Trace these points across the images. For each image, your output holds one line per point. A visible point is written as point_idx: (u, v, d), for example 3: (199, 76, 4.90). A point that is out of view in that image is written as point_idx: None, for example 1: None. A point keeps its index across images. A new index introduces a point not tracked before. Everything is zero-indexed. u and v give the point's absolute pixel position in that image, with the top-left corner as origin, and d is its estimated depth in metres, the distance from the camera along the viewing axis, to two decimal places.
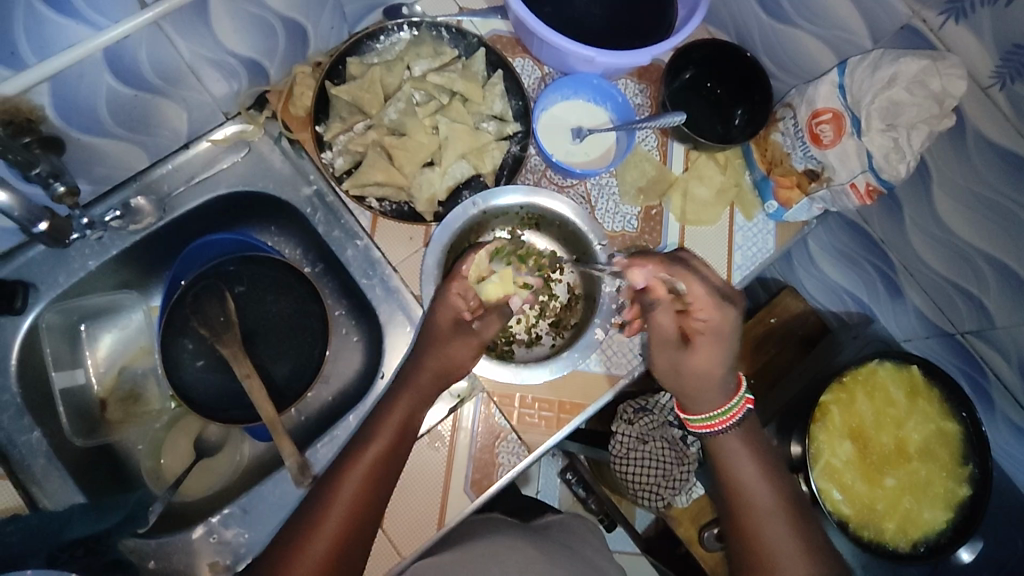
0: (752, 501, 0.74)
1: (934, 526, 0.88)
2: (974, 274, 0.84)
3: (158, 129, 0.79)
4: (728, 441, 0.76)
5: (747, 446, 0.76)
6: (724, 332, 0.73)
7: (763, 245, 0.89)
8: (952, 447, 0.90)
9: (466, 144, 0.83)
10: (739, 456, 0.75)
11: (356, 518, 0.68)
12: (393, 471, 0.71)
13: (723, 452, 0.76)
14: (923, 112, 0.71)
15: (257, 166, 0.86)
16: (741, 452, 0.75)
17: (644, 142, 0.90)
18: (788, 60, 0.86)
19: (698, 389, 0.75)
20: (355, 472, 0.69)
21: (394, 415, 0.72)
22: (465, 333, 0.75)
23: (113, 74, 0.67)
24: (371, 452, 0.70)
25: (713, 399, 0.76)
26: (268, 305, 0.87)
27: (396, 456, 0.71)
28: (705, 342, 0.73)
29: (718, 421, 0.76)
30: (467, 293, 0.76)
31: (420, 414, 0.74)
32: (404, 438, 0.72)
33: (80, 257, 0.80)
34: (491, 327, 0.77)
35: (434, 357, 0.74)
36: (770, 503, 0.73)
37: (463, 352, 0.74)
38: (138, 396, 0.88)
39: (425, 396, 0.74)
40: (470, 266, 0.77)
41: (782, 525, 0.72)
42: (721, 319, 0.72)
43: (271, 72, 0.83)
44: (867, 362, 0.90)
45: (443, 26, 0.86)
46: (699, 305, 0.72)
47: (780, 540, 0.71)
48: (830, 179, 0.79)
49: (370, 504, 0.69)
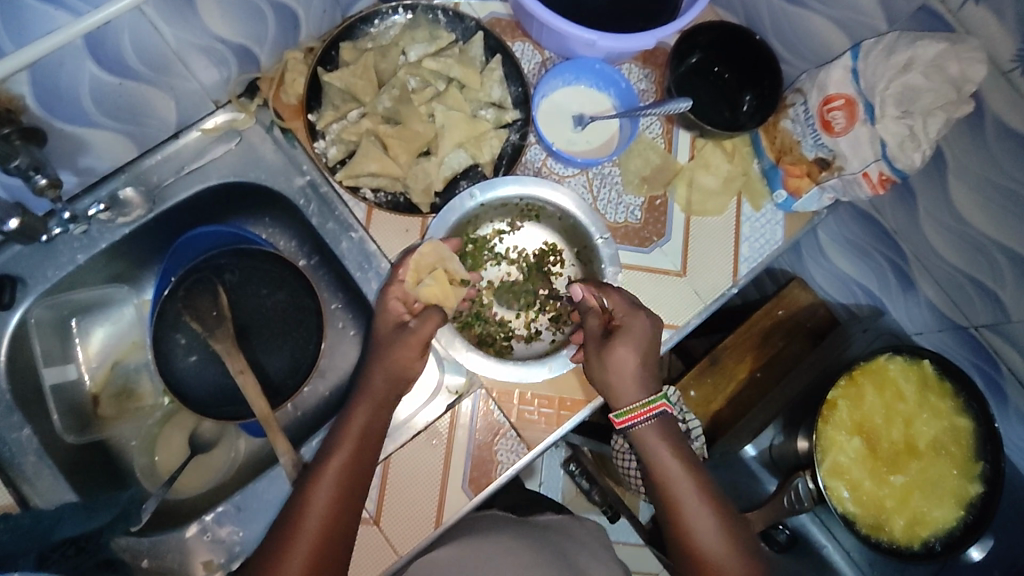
0: (679, 499, 0.72)
1: (943, 524, 0.86)
2: (990, 266, 0.81)
3: (146, 119, 0.76)
4: (646, 435, 0.74)
5: (664, 440, 0.74)
6: (644, 331, 0.74)
7: (771, 237, 0.86)
8: (963, 443, 0.87)
9: (463, 133, 0.80)
10: (661, 453, 0.73)
11: (331, 531, 0.66)
12: (360, 481, 0.69)
13: (644, 447, 0.74)
14: (939, 98, 0.67)
15: (249, 156, 0.83)
16: (661, 449, 0.73)
17: (648, 129, 0.87)
18: (799, 43, 0.82)
19: (619, 386, 0.73)
20: (324, 483, 0.67)
21: (356, 423, 0.71)
22: (407, 335, 0.72)
23: (95, 62, 0.64)
24: (337, 461, 0.68)
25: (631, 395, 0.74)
26: (263, 299, 0.85)
27: (362, 465, 0.69)
28: (629, 335, 0.73)
29: (643, 411, 0.74)
30: (404, 294, 0.75)
31: (383, 419, 0.72)
32: (369, 446, 0.70)
33: (68, 250, 0.78)
34: (429, 325, 0.72)
35: (385, 361, 0.72)
36: (697, 503, 0.72)
37: (406, 356, 0.72)
38: (131, 391, 0.87)
39: (381, 401, 0.72)
40: (407, 269, 0.74)
41: (712, 518, 0.72)
42: (640, 319, 0.74)
43: (262, 58, 0.80)
44: (877, 356, 0.88)
45: (440, 8, 0.83)
46: (619, 308, 0.74)
47: (710, 536, 0.71)
48: (841, 168, 0.76)
49: (342, 515, 0.67)
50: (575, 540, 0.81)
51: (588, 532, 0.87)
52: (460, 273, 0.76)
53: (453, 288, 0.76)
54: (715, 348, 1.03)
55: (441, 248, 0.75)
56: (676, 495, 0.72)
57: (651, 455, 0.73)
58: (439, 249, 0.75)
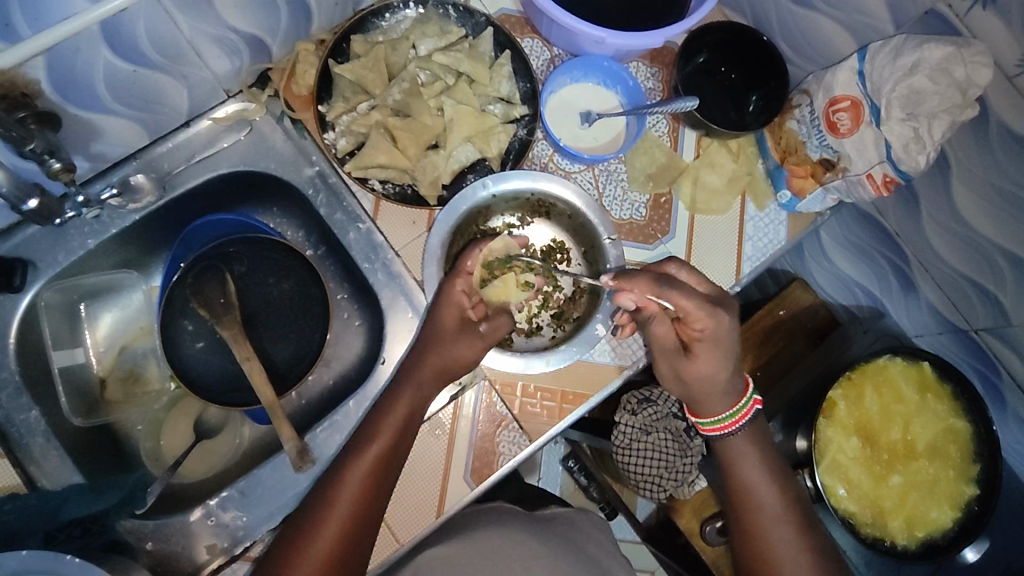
0: (757, 501, 0.75)
1: (941, 525, 0.87)
2: (991, 269, 0.81)
3: (158, 106, 0.77)
4: (737, 446, 0.77)
5: (755, 450, 0.77)
6: (724, 338, 0.72)
7: (774, 236, 0.87)
8: (961, 445, 0.88)
9: (471, 127, 0.81)
10: (749, 462, 0.77)
11: (360, 518, 0.67)
12: (394, 468, 0.70)
13: (733, 455, 0.77)
14: (945, 101, 0.69)
15: (259, 146, 0.84)
16: (750, 456, 0.77)
17: (655, 127, 0.88)
18: (805, 45, 0.83)
19: (702, 396, 0.77)
20: (357, 471, 0.69)
21: (397, 412, 0.72)
22: (473, 334, 0.75)
23: (110, 48, 0.65)
24: (373, 451, 0.70)
25: (716, 406, 0.77)
26: (270, 287, 0.86)
27: (394, 456, 0.70)
28: (706, 350, 0.72)
29: (725, 426, 0.77)
30: (471, 289, 0.76)
31: (420, 412, 0.73)
32: (404, 438, 0.71)
33: (79, 235, 0.79)
34: (500, 326, 0.77)
35: (442, 352, 0.74)
36: (776, 511, 0.74)
37: (472, 351, 0.74)
38: (138, 376, 0.88)
39: (425, 392, 0.74)
40: (475, 263, 0.76)
41: (786, 529, 0.74)
42: (716, 323, 0.71)
43: (273, 49, 0.81)
44: (877, 357, 0.89)
45: (450, 3, 0.84)
46: (692, 314, 0.70)
47: (785, 541, 0.73)
48: (846, 169, 0.76)
49: (373, 500, 0.68)
50: (582, 532, 0.83)
51: (595, 522, 0.89)
52: (522, 274, 0.83)
53: (515, 288, 0.83)
54: None
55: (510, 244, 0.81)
56: (755, 498, 0.75)
57: (737, 462, 0.77)
58: (508, 243, 0.81)
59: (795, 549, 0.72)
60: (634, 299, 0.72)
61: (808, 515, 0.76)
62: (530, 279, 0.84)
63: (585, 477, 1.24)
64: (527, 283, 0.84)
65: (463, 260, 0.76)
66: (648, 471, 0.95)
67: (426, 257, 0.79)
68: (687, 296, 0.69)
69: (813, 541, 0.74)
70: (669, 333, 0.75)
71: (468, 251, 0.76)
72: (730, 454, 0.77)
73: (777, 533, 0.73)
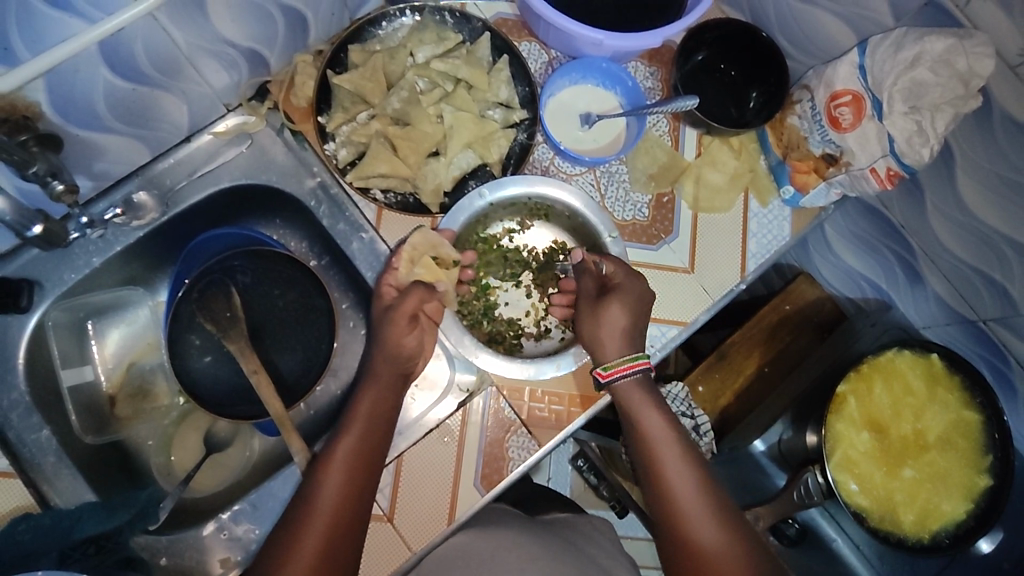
0: (653, 453, 0.72)
1: (954, 517, 0.86)
2: (998, 259, 0.81)
3: (158, 123, 0.77)
4: (626, 392, 0.75)
5: (645, 396, 0.75)
6: (639, 293, 0.77)
7: (779, 232, 0.87)
8: (971, 436, 0.88)
9: (471, 133, 0.81)
10: (643, 406, 0.74)
11: (343, 512, 0.66)
12: (371, 463, 0.69)
13: (626, 403, 0.75)
14: (947, 93, 0.68)
15: (259, 159, 0.84)
16: (640, 400, 0.74)
17: (655, 127, 0.88)
18: (804, 40, 0.83)
19: (603, 341, 0.76)
20: (332, 474, 0.67)
21: (360, 410, 0.72)
22: (393, 313, 0.75)
23: (109, 68, 0.65)
24: (346, 447, 0.69)
25: (613, 350, 0.75)
26: (275, 299, 0.86)
27: (367, 452, 0.70)
28: (621, 293, 0.76)
29: (628, 366, 0.75)
30: (397, 281, 0.78)
31: (386, 405, 0.73)
32: (376, 433, 0.71)
33: (83, 253, 0.79)
34: (411, 299, 0.75)
35: (383, 346, 0.74)
36: (677, 456, 0.71)
37: (401, 332, 0.74)
38: (147, 391, 0.89)
39: (389, 386, 0.74)
40: (400, 258, 0.78)
41: (690, 475, 0.70)
42: (634, 281, 0.77)
43: (271, 61, 0.81)
44: (885, 350, 0.88)
45: (447, 10, 0.84)
46: (617, 274, 0.77)
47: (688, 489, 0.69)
48: (849, 164, 0.76)
49: (356, 497, 0.67)
50: (580, 534, 0.85)
51: (596, 528, 0.90)
52: (451, 257, 0.79)
53: (444, 271, 0.79)
54: (723, 342, 1.03)
55: (430, 235, 0.78)
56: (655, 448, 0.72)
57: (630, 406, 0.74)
58: (429, 236, 0.78)
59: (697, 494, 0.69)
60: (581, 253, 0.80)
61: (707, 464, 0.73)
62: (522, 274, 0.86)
63: (593, 475, 1.21)
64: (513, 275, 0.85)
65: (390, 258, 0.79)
66: None
67: (372, 265, 0.83)
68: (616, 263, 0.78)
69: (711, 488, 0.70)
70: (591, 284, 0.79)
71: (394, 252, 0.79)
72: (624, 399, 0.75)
73: (677, 481, 0.70)
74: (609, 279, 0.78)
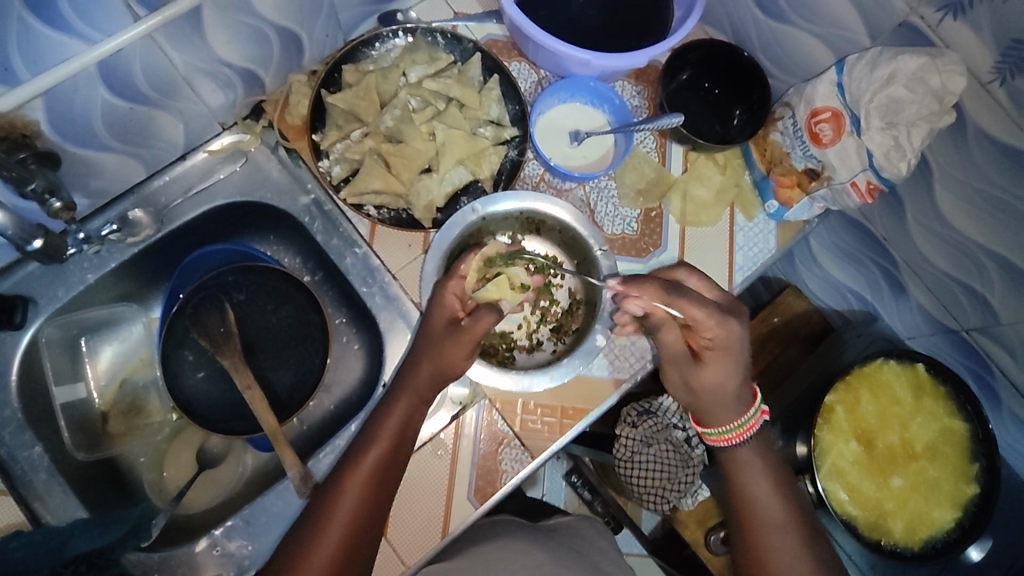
0: (762, 520, 0.74)
1: (942, 525, 0.87)
2: (977, 270, 0.83)
3: (154, 141, 0.78)
4: (741, 455, 0.77)
5: (761, 459, 0.77)
6: (732, 347, 0.73)
7: (764, 246, 0.88)
8: (958, 445, 0.89)
9: (463, 150, 0.83)
10: (753, 470, 0.76)
11: (361, 523, 0.67)
12: (393, 473, 0.70)
13: (736, 464, 0.77)
14: (922, 109, 0.70)
15: (254, 176, 0.85)
16: (756, 464, 0.76)
17: (642, 144, 0.90)
18: (785, 58, 0.85)
19: (709, 404, 0.76)
20: (356, 479, 0.69)
21: (393, 419, 0.72)
22: (457, 333, 0.72)
23: (108, 88, 0.67)
24: (375, 455, 0.70)
25: (726, 413, 0.76)
26: (268, 314, 0.87)
27: (394, 462, 0.70)
28: (716, 358, 0.73)
29: (736, 434, 0.77)
30: (461, 293, 0.75)
31: (417, 417, 0.73)
32: (403, 444, 0.71)
33: (79, 270, 0.80)
34: (482, 323, 0.73)
35: (432, 355, 0.73)
36: (780, 519, 0.74)
37: (463, 352, 0.72)
38: (139, 408, 0.88)
39: (423, 396, 0.73)
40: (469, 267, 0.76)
41: (792, 542, 0.73)
42: (725, 337, 0.72)
43: (267, 81, 0.83)
44: (871, 361, 0.90)
45: (438, 31, 0.86)
46: (706, 327, 0.72)
47: (789, 554, 0.73)
48: (830, 178, 0.78)
49: (374, 506, 0.68)
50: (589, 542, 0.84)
51: (598, 532, 0.90)
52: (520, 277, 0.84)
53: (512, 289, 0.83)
54: None
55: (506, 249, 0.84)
56: (758, 510, 0.75)
57: (740, 467, 0.77)
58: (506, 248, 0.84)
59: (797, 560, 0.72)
60: (642, 304, 0.72)
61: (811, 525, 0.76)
62: (527, 281, 0.85)
63: (587, 492, 1.24)
64: (524, 285, 0.85)
65: (457, 264, 0.76)
66: (650, 481, 0.97)
67: (366, 279, 0.84)
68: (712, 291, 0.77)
69: (816, 555, 0.73)
70: (678, 343, 0.73)
71: (464, 256, 0.77)
72: (733, 460, 0.77)
73: (779, 546, 0.73)
74: (700, 342, 0.74)
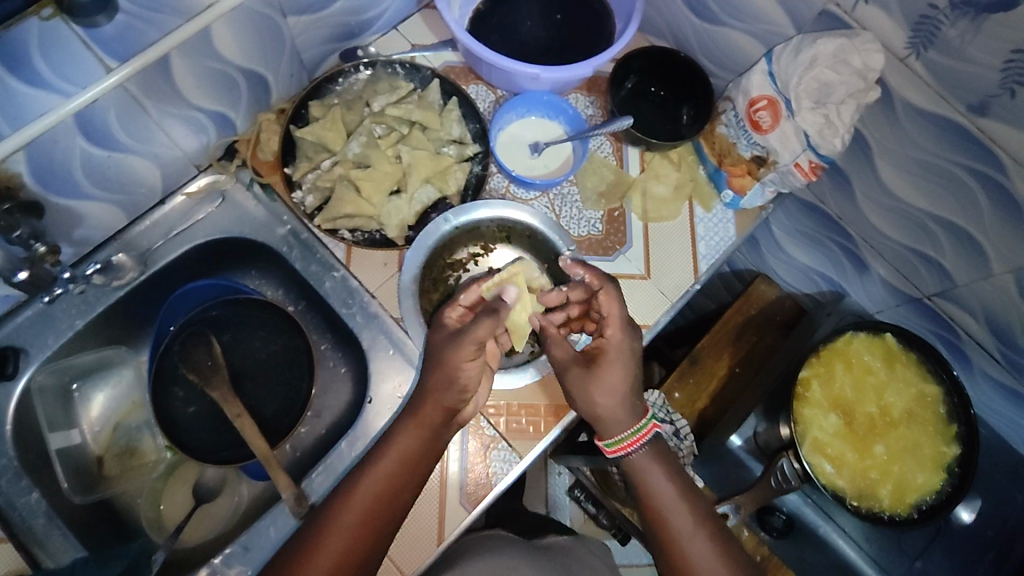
0: (671, 525, 0.73)
1: (929, 488, 0.89)
2: (928, 237, 0.87)
3: (133, 187, 0.82)
4: (640, 462, 0.75)
5: (658, 464, 0.75)
6: (626, 352, 0.75)
7: (725, 234, 0.93)
8: (933, 407, 0.92)
9: (429, 169, 0.87)
10: (655, 475, 0.75)
11: (356, 551, 0.67)
12: (391, 504, 0.70)
13: (640, 474, 0.76)
14: (850, 88, 0.74)
15: (231, 212, 0.89)
16: (655, 471, 0.75)
17: (600, 149, 0.95)
18: (722, 57, 0.91)
19: (606, 414, 0.75)
20: (348, 510, 0.69)
21: (390, 450, 0.72)
22: (461, 339, 0.72)
23: (85, 138, 0.71)
24: (367, 485, 0.70)
25: (621, 422, 0.75)
26: (257, 347, 0.89)
27: (388, 492, 0.70)
28: (612, 360, 0.75)
29: (632, 441, 0.75)
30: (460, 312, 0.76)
31: (417, 449, 0.72)
32: (404, 474, 0.71)
33: (66, 317, 0.82)
34: (484, 326, 0.72)
35: (438, 366, 0.72)
36: (690, 524, 0.72)
37: (462, 357, 0.72)
38: (134, 449, 0.90)
39: (428, 425, 0.73)
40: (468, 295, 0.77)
41: (706, 544, 0.71)
42: (617, 339, 0.75)
43: (237, 123, 0.88)
44: (841, 335, 0.94)
45: (397, 62, 0.91)
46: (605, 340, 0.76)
47: (705, 557, 0.71)
48: (776, 162, 0.83)
49: (368, 538, 0.68)
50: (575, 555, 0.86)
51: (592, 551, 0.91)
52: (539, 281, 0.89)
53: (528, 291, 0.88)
54: (695, 348, 1.10)
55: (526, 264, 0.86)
56: (667, 515, 0.73)
57: (642, 476, 0.75)
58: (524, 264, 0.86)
59: (716, 564, 0.70)
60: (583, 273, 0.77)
61: (721, 524, 0.74)
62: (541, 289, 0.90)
63: (593, 505, 1.23)
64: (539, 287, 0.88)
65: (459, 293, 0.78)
66: None
67: (348, 300, 0.87)
68: (617, 304, 0.75)
69: (735, 558, 0.71)
70: (568, 353, 0.77)
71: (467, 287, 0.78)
72: (634, 470, 0.75)
73: (697, 556, 0.71)
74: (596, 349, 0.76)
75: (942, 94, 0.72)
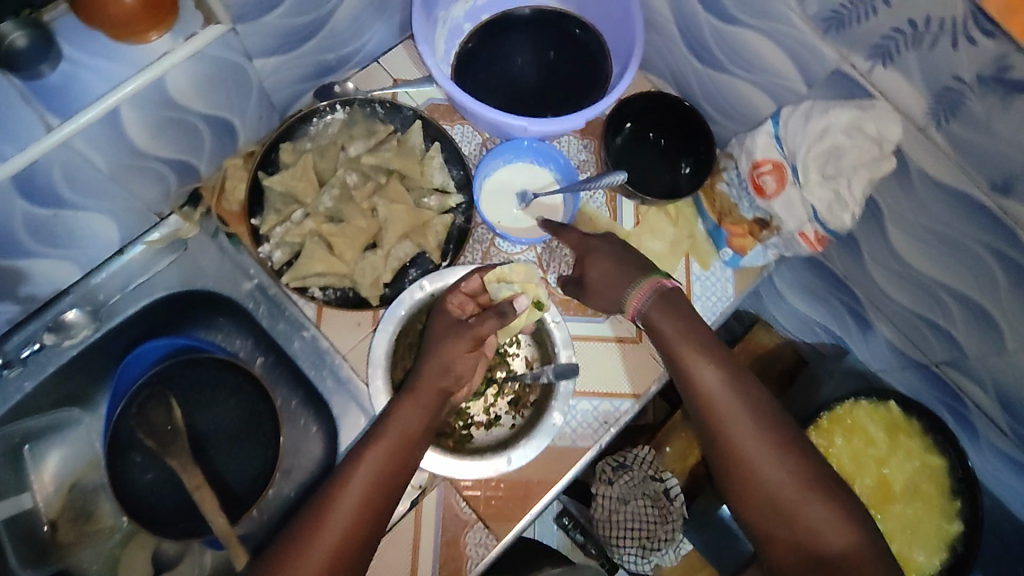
0: (725, 425, 0.67)
1: (929, 569, 0.86)
2: (939, 306, 0.81)
3: (86, 241, 0.76)
4: (683, 353, 0.70)
5: (699, 348, 0.70)
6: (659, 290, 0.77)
7: (722, 294, 0.87)
8: (938, 481, 0.87)
9: (405, 224, 0.81)
10: (685, 346, 0.70)
11: (361, 527, 0.63)
12: (396, 479, 0.66)
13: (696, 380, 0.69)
14: (863, 154, 0.69)
15: (193, 265, 0.83)
16: (703, 361, 0.69)
17: (592, 199, 0.89)
18: (726, 104, 0.85)
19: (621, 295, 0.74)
20: (356, 483, 0.64)
21: (393, 426, 0.67)
22: (464, 331, 0.69)
23: (26, 199, 0.64)
24: (373, 458, 0.65)
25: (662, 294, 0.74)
26: (220, 408, 0.83)
27: (398, 466, 0.66)
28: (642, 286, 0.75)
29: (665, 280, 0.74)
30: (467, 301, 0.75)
31: (418, 426, 0.68)
32: (405, 452, 0.66)
33: (16, 379, 0.77)
34: (488, 324, 0.69)
35: (437, 352, 0.69)
36: (749, 432, 0.67)
37: (462, 348, 0.69)
38: (89, 514, 0.85)
39: (428, 402, 0.68)
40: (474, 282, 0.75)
41: (767, 445, 0.66)
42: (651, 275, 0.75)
43: (201, 168, 0.82)
44: (842, 402, 0.90)
45: (376, 102, 0.84)
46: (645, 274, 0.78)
47: (776, 472, 0.66)
48: (779, 228, 0.78)
49: (375, 513, 0.64)
50: None
51: None
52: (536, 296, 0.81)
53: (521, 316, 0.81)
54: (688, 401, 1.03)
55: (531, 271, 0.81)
56: (727, 424, 0.67)
57: (705, 395, 0.68)
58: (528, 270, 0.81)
59: (783, 474, 0.66)
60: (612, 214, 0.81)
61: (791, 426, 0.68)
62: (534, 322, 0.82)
63: None
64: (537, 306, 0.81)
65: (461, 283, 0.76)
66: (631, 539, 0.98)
67: (318, 362, 0.82)
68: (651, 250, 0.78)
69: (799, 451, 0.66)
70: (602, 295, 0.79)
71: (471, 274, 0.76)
72: (693, 385, 0.69)
73: (768, 471, 0.66)
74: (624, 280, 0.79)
75: (963, 168, 0.66)
